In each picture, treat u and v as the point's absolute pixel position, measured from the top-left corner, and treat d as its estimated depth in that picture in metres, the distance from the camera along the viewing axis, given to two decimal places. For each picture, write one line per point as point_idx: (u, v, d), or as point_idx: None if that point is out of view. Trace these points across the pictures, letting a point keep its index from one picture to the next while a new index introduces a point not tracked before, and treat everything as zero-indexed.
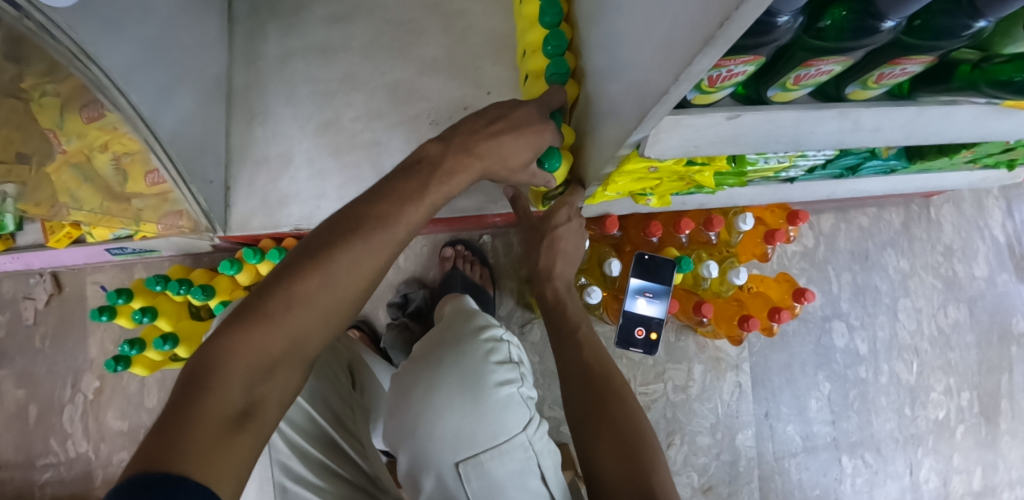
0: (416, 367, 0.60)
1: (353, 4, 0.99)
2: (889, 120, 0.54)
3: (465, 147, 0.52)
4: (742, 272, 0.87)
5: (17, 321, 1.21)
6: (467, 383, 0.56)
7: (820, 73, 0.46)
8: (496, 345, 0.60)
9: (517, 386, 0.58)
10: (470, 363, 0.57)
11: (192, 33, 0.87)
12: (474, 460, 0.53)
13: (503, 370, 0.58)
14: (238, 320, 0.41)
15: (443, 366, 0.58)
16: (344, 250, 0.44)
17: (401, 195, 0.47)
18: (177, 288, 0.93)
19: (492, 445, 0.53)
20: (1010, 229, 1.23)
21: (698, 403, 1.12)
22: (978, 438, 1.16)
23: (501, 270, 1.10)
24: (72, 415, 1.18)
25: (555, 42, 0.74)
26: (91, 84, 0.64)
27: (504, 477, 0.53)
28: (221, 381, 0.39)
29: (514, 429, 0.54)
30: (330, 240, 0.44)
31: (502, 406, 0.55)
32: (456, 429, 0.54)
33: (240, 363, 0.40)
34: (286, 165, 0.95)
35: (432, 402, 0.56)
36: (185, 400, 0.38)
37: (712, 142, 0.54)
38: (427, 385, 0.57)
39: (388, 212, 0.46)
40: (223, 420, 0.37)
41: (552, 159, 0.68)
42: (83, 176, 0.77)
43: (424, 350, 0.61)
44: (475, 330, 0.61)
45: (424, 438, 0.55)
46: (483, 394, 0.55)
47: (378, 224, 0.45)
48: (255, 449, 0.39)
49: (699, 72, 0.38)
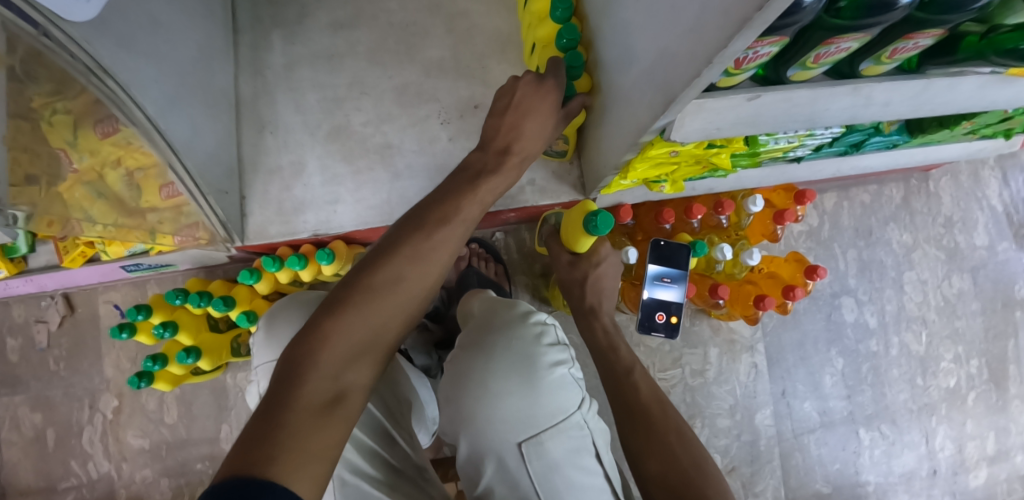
0: (465, 354, 0.61)
1: (356, 10, 1.00)
2: (899, 94, 0.56)
3: (505, 149, 0.61)
4: (755, 253, 0.89)
5: (30, 345, 1.20)
6: (523, 367, 0.58)
7: (839, 50, 0.48)
8: (544, 328, 0.63)
9: (568, 367, 0.61)
10: (522, 347, 0.60)
11: (200, 45, 0.87)
12: (535, 441, 0.56)
13: (554, 351, 0.61)
14: (326, 316, 0.47)
15: (496, 351, 0.60)
16: (410, 252, 0.51)
17: (447, 208, 0.55)
18: (197, 301, 0.93)
19: (551, 424, 0.57)
20: (1007, 198, 1.26)
21: (716, 386, 1.14)
22: (988, 404, 1.19)
23: (515, 266, 1.11)
24: (91, 436, 1.18)
25: (569, 35, 0.74)
26: (107, 98, 0.65)
27: (563, 456, 0.56)
28: (314, 369, 0.44)
29: (569, 409, 0.58)
30: (396, 245, 0.52)
31: (557, 386, 0.59)
32: (517, 411, 0.57)
33: (330, 352, 0.45)
34: (300, 172, 0.95)
35: (489, 387, 0.58)
36: (285, 386, 0.43)
37: (733, 124, 0.55)
38: (484, 370, 0.58)
39: (444, 217, 0.54)
40: (320, 404, 0.43)
41: (603, 222, 0.69)
42: (96, 192, 0.76)
43: (471, 338, 0.63)
44: (521, 316, 0.63)
45: (485, 423, 0.57)
46: (540, 375, 0.58)
47: (437, 229, 0.53)
48: (345, 432, 0.43)
49: (732, 54, 0.40)
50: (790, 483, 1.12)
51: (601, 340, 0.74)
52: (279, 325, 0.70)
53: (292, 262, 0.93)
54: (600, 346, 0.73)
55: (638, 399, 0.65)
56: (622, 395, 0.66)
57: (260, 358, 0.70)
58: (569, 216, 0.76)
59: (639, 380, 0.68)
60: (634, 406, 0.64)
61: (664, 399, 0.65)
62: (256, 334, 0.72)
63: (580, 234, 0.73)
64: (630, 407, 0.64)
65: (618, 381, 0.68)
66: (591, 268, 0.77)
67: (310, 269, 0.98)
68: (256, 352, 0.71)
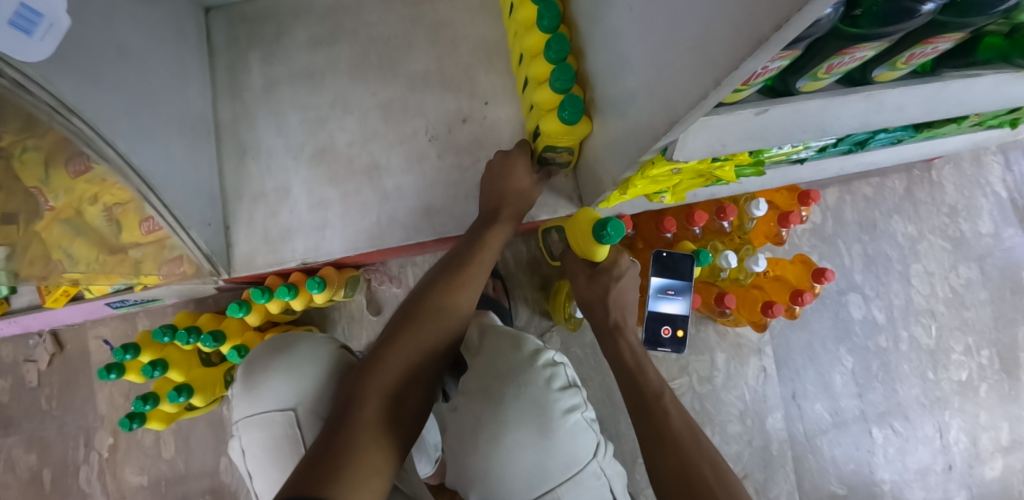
0: (473, 403, 0.58)
1: (334, 26, 0.97)
2: (912, 97, 0.53)
3: (490, 222, 0.77)
4: (761, 259, 0.86)
5: (20, 385, 1.17)
6: (535, 417, 0.56)
7: (853, 59, 0.45)
8: (554, 370, 0.60)
9: (582, 410, 0.59)
10: (534, 394, 0.57)
11: (173, 72, 0.83)
12: (551, 495, 0.54)
13: (566, 396, 0.59)
14: (377, 354, 0.59)
15: (507, 401, 0.57)
16: (438, 301, 0.65)
17: (464, 268, 0.70)
18: (186, 337, 0.89)
19: (567, 477, 0.55)
20: (1011, 183, 1.23)
21: (724, 392, 1.11)
22: (1001, 394, 1.17)
23: (514, 280, 1.08)
24: (88, 476, 1.15)
25: (556, 46, 0.71)
26: (74, 136, 0.62)
27: None
28: (370, 394, 0.55)
29: (585, 457, 0.56)
30: (428, 297, 0.65)
31: (572, 434, 0.56)
32: (530, 465, 0.54)
33: (383, 380, 0.56)
34: (285, 198, 0.92)
35: (502, 440, 0.55)
36: (347, 410, 0.53)
37: (740, 140, 0.52)
38: (494, 421, 0.56)
39: (465, 277, 0.69)
40: (377, 423, 0.53)
41: (617, 230, 0.66)
42: (74, 230, 0.75)
43: (477, 385, 0.60)
44: (529, 358, 0.61)
45: (496, 480, 0.55)
46: (554, 425, 0.56)
47: (458, 284, 0.67)
48: (398, 449, 0.53)
49: (744, 75, 0.37)
50: (804, 486, 1.10)
51: (628, 359, 0.69)
52: (259, 376, 0.68)
53: (281, 292, 0.89)
54: (628, 367, 0.69)
55: (667, 424, 0.60)
56: (650, 418, 0.61)
57: (242, 410, 0.68)
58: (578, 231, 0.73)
59: (669, 405, 0.63)
60: (663, 427, 0.60)
61: (695, 423, 0.61)
62: (235, 386, 0.70)
63: (590, 241, 0.70)
64: (657, 427, 0.60)
65: (647, 403, 0.63)
66: (612, 281, 0.73)
67: (301, 297, 0.94)
68: (238, 404, 0.69)
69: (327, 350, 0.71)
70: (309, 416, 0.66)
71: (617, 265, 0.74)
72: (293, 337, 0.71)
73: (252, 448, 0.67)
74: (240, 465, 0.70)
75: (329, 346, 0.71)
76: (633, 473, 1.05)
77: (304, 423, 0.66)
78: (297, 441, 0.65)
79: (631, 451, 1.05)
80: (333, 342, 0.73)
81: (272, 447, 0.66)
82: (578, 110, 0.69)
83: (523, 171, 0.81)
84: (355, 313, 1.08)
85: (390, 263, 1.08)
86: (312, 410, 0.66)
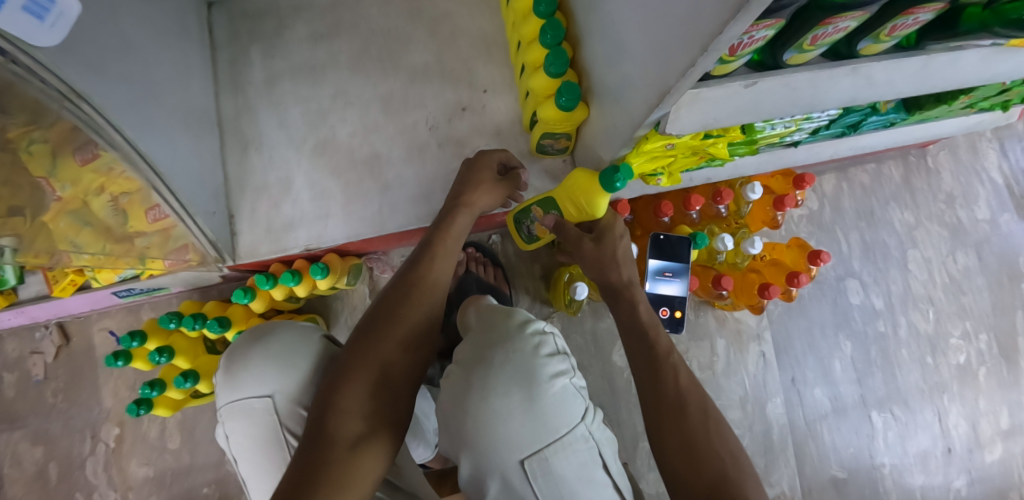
0: (464, 371, 0.59)
1: (335, 20, 0.98)
2: (901, 73, 0.55)
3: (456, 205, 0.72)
4: (757, 241, 0.87)
5: (26, 379, 1.18)
6: (523, 382, 0.57)
7: (837, 30, 0.46)
8: (543, 338, 0.61)
9: (569, 377, 0.60)
10: (521, 361, 0.58)
11: (176, 65, 0.85)
12: (538, 456, 0.55)
13: (554, 362, 0.59)
14: (342, 372, 0.58)
15: (495, 368, 0.58)
16: (397, 303, 0.62)
17: (423, 260, 0.66)
18: (191, 324, 0.91)
19: (555, 439, 0.56)
20: (1007, 169, 1.24)
21: (724, 378, 1.12)
22: (1000, 379, 1.17)
23: (514, 269, 1.09)
24: (95, 467, 1.16)
25: (552, 32, 0.72)
26: (85, 125, 0.63)
27: (569, 469, 0.56)
28: (337, 416, 0.55)
29: (573, 421, 0.57)
30: (390, 300, 0.63)
31: (560, 399, 0.57)
32: (517, 426, 0.56)
33: (349, 400, 0.56)
34: (288, 189, 0.93)
35: (490, 405, 0.56)
36: (318, 435, 0.54)
37: (731, 114, 0.53)
38: (483, 387, 0.57)
39: (424, 269, 0.66)
40: (346, 445, 0.53)
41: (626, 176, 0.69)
42: (81, 221, 0.75)
43: (472, 353, 0.60)
44: (519, 326, 0.61)
45: (486, 442, 0.56)
46: (540, 390, 0.57)
47: (417, 278, 0.65)
48: (373, 464, 0.54)
49: (727, 41, 0.40)
50: (805, 471, 1.11)
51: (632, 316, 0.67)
52: (239, 366, 0.68)
53: (286, 278, 0.90)
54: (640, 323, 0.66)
55: (675, 386, 0.59)
56: (658, 378, 0.60)
57: (223, 397, 0.69)
58: (581, 188, 0.74)
59: (678, 363, 0.62)
60: (672, 392, 0.59)
61: (701, 385, 0.60)
62: (216, 374, 0.71)
63: (597, 193, 0.73)
64: (665, 393, 0.59)
65: (656, 361, 0.62)
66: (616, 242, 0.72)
67: (305, 284, 0.95)
68: (218, 392, 0.70)
69: (307, 338, 0.71)
70: (289, 404, 0.67)
71: (611, 231, 0.73)
72: (273, 326, 0.71)
73: (234, 435, 0.68)
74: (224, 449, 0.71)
75: (309, 334, 0.72)
76: (635, 459, 1.06)
77: (285, 410, 0.67)
78: (277, 428, 0.67)
79: (632, 436, 1.06)
80: (313, 330, 0.73)
81: (252, 433, 0.68)
82: (575, 97, 0.71)
83: (487, 166, 0.77)
84: (358, 303, 1.09)
85: (393, 253, 1.09)
86: (292, 398, 0.67)
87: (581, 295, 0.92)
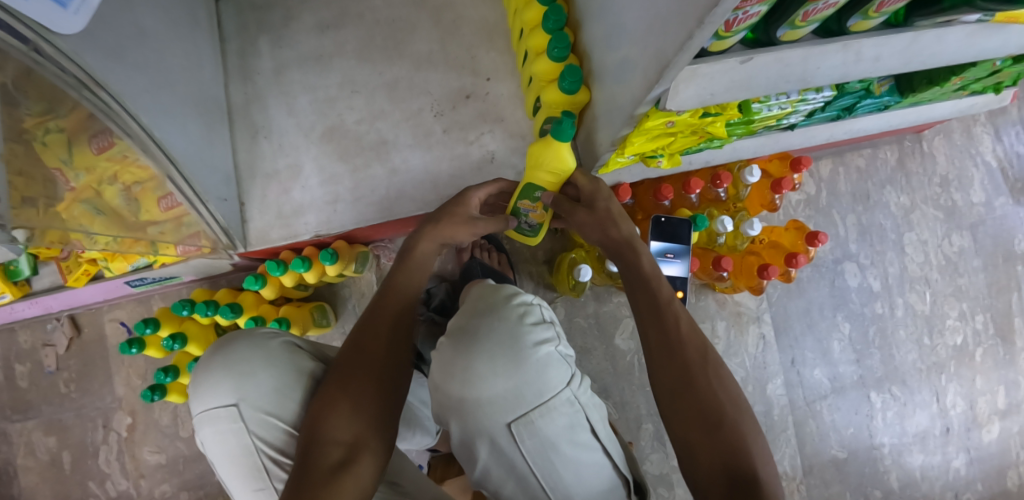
0: (453, 343, 0.62)
1: (341, 10, 1.00)
2: (889, 49, 0.57)
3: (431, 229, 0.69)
4: (756, 223, 0.89)
5: (39, 369, 1.20)
6: (507, 346, 0.59)
7: (827, 7, 0.49)
8: (529, 308, 0.64)
9: (555, 344, 0.62)
10: (505, 327, 0.61)
11: (188, 54, 0.87)
12: (525, 420, 0.58)
13: (539, 329, 0.62)
14: (325, 393, 0.59)
15: (481, 336, 0.61)
16: (374, 323, 0.63)
17: (400, 278, 0.66)
18: (205, 310, 0.93)
19: (540, 402, 0.58)
20: (1001, 152, 1.26)
21: (725, 360, 1.14)
22: (997, 358, 1.19)
23: (518, 255, 1.12)
24: (107, 456, 1.18)
25: (554, 16, 0.75)
26: (101, 112, 0.66)
27: (556, 431, 0.57)
28: (322, 438, 0.56)
29: (558, 386, 0.59)
30: (368, 320, 0.64)
31: (544, 365, 0.59)
32: (503, 391, 0.58)
33: (331, 422, 0.57)
34: (297, 175, 0.95)
35: (476, 370, 0.59)
36: (305, 457, 0.56)
37: (728, 88, 0.56)
38: (469, 355, 0.60)
39: (400, 287, 0.66)
40: (331, 467, 0.54)
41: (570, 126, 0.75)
42: (94, 209, 0.75)
43: (461, 324, 0.63)
44: (506, 298, 0.65)
45: (475, 406, 0.59)
46: (524, 353, 0.59)
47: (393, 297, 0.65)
48: (358, 484, 0.55)
49: (722, 14, 0.42)
50: (805, 450, 1.13)
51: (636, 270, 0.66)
52: (202, 377, 0.69)
53: (296, 264, 0.92)
54: (643, 272, 0.65)
55: (678, 333, 0.60)
56: (659, 324, 0.61)
57: (193, 407, 0.69)
58: (545, 158, 0.76)
59: (679, 310, 0.62)
60: (674, 341, 0.60)
61: (702, 332, 0.61)
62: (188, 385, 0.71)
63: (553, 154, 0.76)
64: (666, 340, 0.60)
65: (658, 309, 0.62)
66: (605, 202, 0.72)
67: (314, 270, 0.97)
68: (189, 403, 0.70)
69: (264, 345, 0.70)
70: (252, 410, 0.67)
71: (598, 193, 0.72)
72: (230, 336, 0.71)
73: (206, 444, 0.68)
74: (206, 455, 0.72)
75: (265, 341, 0.71)
76: (638, 440, 1.08)
77: (248, 417, 0.66)
78: (243, 434, 0.66)
79: (635, 417, 1.08)
80: (272, 337, 0.72)
81: (221, 440, 0.67)
82: (577, 79, 0.73)
83: (471, 203, 0.73)
84: (365, 290, 1.11)
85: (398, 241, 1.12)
86: (257, 406, 0.67)
87: (586, 276, 0.93)
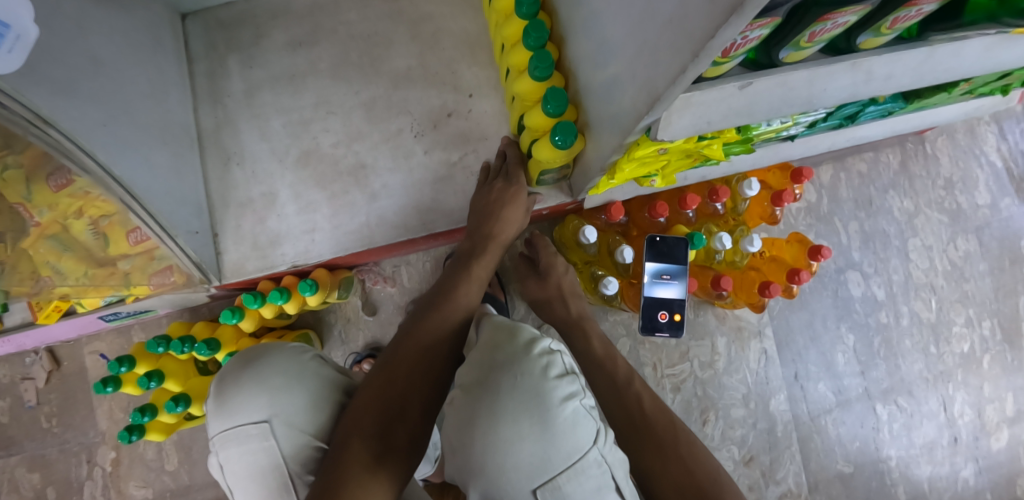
0: (467, 395, 0.59)
1: (314, 26, 0.95)
2: (901, 66, 0.53)
3: (486, 236, 0.79)
4: (755, 238, 0.85)
5: (19, 404, 1.16)
6: (533, 407, 0.57)
7: (835, 26, 0.45)
8: (551, 358, 0.62)
9: (580, 398, 0.60)
10: (530, 384, 0.58)
11: (150, 80, 0.82)
12: (551, 485, 0.55)
13: (565, 384, 0.60)
14: (362, 393, 0.59)
15: (503, 392, 0.58)
16: (424, 326, 0.66)
17: (456, 287, 0.72)
18: (180, 347, 0.89)
19: (568, 465, 0.55)
20: (1006, 151, 1.22)
21: (726, 376, 1.11)
22: (1004, 365, 1.16)
23: (509, 275, 1.08)
24: (93, 491, 1.14)
25: (535, 33, 0.69)
26: (54, 150, 0.61)
27: (584, 496, 0.55)
28: (354, 437, 0.54)
29: (586, 446, 0.57)
30: (414, 324, 0.66)
31: (571, 423, 0.57)
32: (529, 456, 0.55)
33: (364, 420, 0.56)
34: (273, 203, 0.91)
35: (500, 432, 0.56)
36: (336, 456, 0.54)
37: (725, 115, 0.52)
38: (491, 413, 0.57)
39: (451, 294, 0.71)
40: (365, 463, 0.52)
41: (566, 133, 0.65)
42: (61, 246, 0.72)
43: (477, 375, 0.61)
44: (526, 347, 0.62)
45: (497, 474, 0.55)
46: (553, 413, 0.57)
47: (440, 307, 0.69)
48: (390, 483, 0.52)
49: (720, 45, 0.37)
50: (810, 467, 1.10)
51: (599, 349, 0.79)
52: (228, 392, 0.63)
53: (274, 296, 0.88)
54: (598, 353, 0.78)
55: (642, 410, 0.70)
56: (625, 405, 0.71)
57: (215, 426, 0.64)
58: (547, 162, 0.72)
59: (640, 390, 0.73)
60: (640, 417, 0.69)
61: (665, 407, 0.71)
62: (207, 402, 0.66)
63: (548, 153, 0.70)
64: (633, 420, 0.69)
65: (620, 389, 0.72)
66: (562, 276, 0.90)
67: (294, 301, 0.93)
68: (210, 422, 0.65)
69: (297, 359, 0.66)
70: (286, 428, 0.62)
71: (556, 267, 0.91)
72: (261, 350, 0.66)
73: (233, 465, 0.63)
74: (220, 482, 0.66)
75: (297, 356, 0.67)
76: None
77: (282, 435, 0.62)
78: (276, 454, 0.62)
79: None
80: (303, 351, 0.68)
81: (251, 461, 0.62)
82: (562, 102, 0.66)
83: (514, 207, 0.80)
84: (351, 315, 1.07)
85: (384, 263, 1.08)
86: (292, 424, 0.62)
87: None
